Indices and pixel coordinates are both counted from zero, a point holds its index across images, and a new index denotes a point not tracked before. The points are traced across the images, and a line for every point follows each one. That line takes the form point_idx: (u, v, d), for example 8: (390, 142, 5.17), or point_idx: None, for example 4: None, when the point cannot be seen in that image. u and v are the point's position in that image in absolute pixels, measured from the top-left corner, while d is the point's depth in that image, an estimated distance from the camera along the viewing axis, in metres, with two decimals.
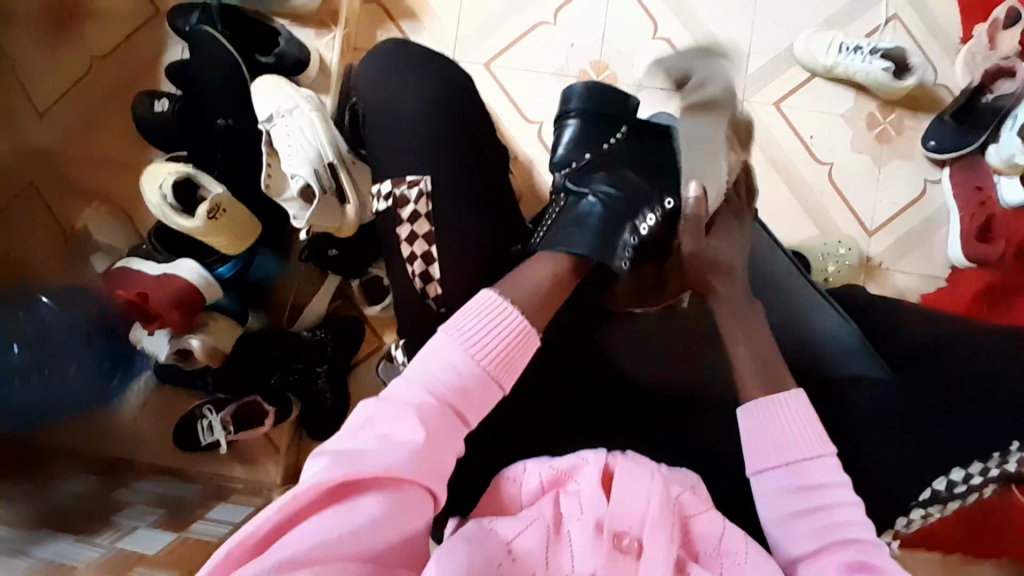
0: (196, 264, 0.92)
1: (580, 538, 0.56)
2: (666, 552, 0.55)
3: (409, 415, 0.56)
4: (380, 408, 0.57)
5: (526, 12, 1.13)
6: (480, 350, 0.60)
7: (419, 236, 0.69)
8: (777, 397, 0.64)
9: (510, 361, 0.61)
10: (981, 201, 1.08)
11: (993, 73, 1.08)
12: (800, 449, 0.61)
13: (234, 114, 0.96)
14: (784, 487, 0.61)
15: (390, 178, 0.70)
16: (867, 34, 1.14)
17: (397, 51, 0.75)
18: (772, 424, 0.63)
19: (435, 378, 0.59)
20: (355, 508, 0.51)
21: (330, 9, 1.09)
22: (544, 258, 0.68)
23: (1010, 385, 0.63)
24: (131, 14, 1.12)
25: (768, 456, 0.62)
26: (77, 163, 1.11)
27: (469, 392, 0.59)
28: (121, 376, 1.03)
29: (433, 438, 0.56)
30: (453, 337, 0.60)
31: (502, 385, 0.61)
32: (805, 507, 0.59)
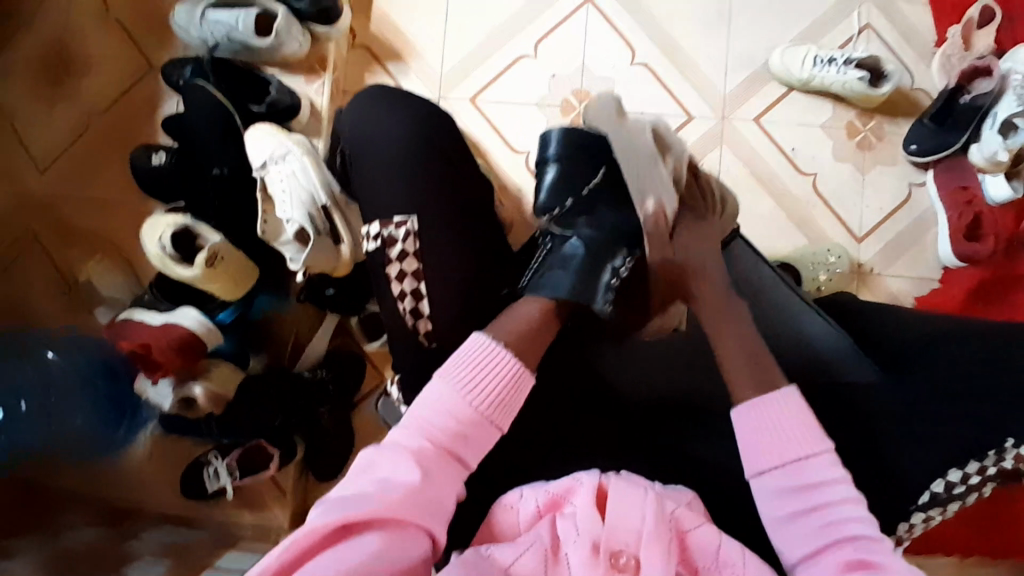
0: (195, 311, 0.93)
1: (577, 558, 0.57)
2: (664, 566, 0.56)
3: (406, 458, 0.58)
4: (379, 453, 0.59)
5: (507, 46, 1.17)
6: (475, 395, 0.62)
7: (408, 273, 0.70)
8: (772, 393, 0.65)
9: (506, 402, 0.63)
10: (967, 200, 1.09)
11: (969, 73, 1.09)
12: (795, 448, 0.62)
13: (231, 163, 0.98)
14: (783, 487, 0.61)
15: (377, 220, 0.72)
16: (841, 46, 1.17)
17: (378, 96, 0.77)
18: (767, 420, 0.64)
19: (432, 423, 0.60)
20: (356, 544, 0.51)
21: (318, 56, 1.11)
22: (528, 301, 0.69)
23: (1009, 390, 0.67)
24: (127, 69, 1.16)
25: (764, 454, 0.63)
26: (78, 215, 1.13)
27: (465, 433, 0.60)
28: (129, 425, 1.02)
29: (432, 480, 0.57)
30: (447, 379, 0.62)
31: (498, 425, 0.62)
32: (804, 507, 0.60)
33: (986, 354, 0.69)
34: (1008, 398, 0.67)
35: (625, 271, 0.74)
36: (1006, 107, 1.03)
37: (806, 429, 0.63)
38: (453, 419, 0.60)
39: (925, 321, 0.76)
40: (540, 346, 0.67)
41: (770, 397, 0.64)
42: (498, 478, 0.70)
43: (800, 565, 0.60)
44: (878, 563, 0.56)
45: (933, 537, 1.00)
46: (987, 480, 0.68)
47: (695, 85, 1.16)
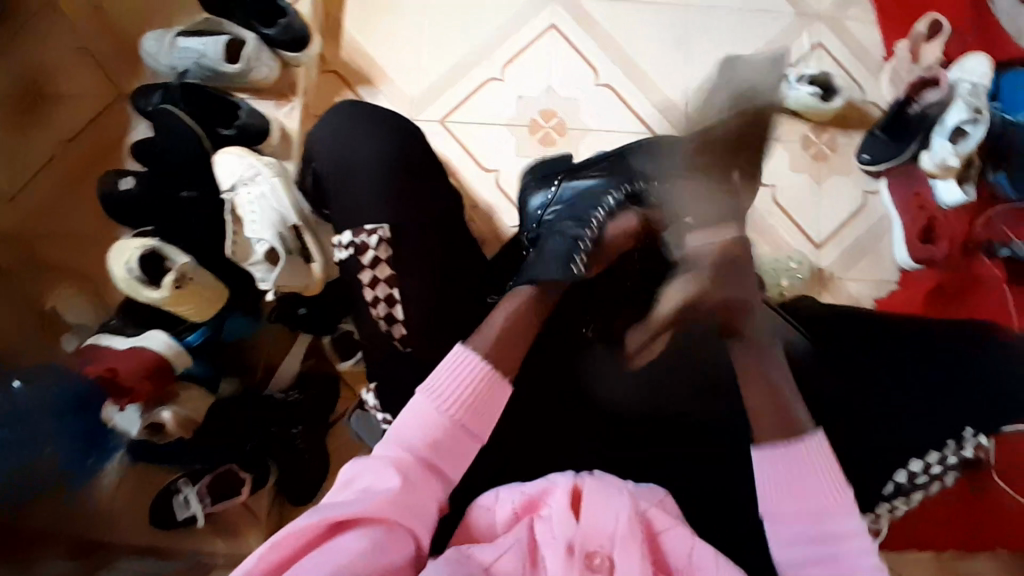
0: (165, 334, 0.93)
1: (555, 561, 0.57)
2: (638, 565, 0.57)
3: (387, 465, 0.59)
4: (358, 465, 0.60)
5: (476, 69, 1.20)
6: (450, 405, 0.63)
7: (381, 280, 0.71)
8: (801, 438, 0.65)
9: (478, 408, 0.64)
10: (920, 205, 1.14)
11: (917, 85, 1.14)
12: (818, 495, 0.63)
13: (199, 186, 1.00)
14: (802, 533, 0.62)
15: (350, 230, 0.73)
16: (794, 63, 1.22)
17: (346, 112, 0.79)
18: (792, 467, 0.64)
19: (410, 437, 0.61)
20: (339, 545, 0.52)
21: (289, 80, 1.13)
22: (501, 307, 0.70)
23: (937, 383, 0.74)
24: (97, 98, 1.17)
25: (784, 497, 0.64)
26: (46, 245, 1.12)
27: (442, 440, 0.62)
28: (98, 455, 0.99)
29: (410, 486, 0.58)
30: (425, 390, 0.63)
31: (474, 432, 0.63)
32: (820, 557, 0.61)
33: (922, 351, 0.76)
34: (940, 394, 0.74)
35: (598, 225, 0.76)
36: (955, 115, 1.08)
37: (831, 476, 0.63)
38: (433, 426, 0.62)
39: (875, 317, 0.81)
40: (509, 353, 0.67)
41: (805, 442, 0.64)
42: (469, 486, 0.72)
43: None
44: None
45: (912, 535, 1.03)
46: (950, 470, 0.74)
47: (656, 103, 1.21)
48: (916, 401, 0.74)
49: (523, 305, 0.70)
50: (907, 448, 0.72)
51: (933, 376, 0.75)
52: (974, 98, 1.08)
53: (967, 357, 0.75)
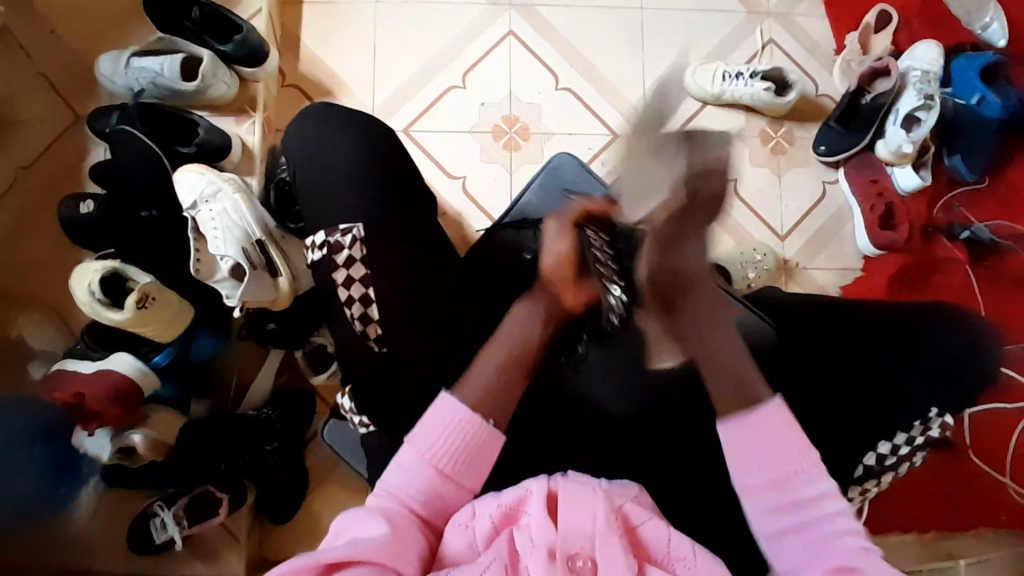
0: (131, 357, 0.91)
1: (537, 570, 0.55)
2: (621, 563, 0.55)
3: (375, 517, 0.59)
4: (349, 516, 0.59)
5: (438, 78, 1.21)
6: (441, 458, 0.62)
7: (355, 280, 0.71)
8: (756, 411, 0.65)
9: (470, 460, 0.63)
10: (879, 192, 1.17)
11: (869, 76, 1.17)
12: (784, 466, 0.62)
13: (160, 205, 0.98)
14: (774, 504, 0.62)
15: (323, 229, 0.73)
16: (748, 61, 1.26)
17: (303, 121, 0.78)
18: (757, 436, 0.64)
19: (402, 489, 0.61)
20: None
21: (248, 95, 1.13)
22: (485, 359, 0.68)
23: (897, 363, 0.76)
24: (53, 122, 1.15)
25: (756, 469, 0.63)
26: (8, 273, 1.10)
27: (428, 491, 0.62)
28: (69, 483, 0.98)
29: (398, 533, 0.57)
30: (409, 445, 0.63)
31: (460, 482, 0.63)
32: (794, 521, 0.61)
33: (878, 332, 0.78)
34: (898, 373, 0.76)
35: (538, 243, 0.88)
36: (908, 102, 1.12)
37: (792, 444, 0.63)
38: (419, 479, 0.62)
39: (834, 303, 0.83)
40: (506, 404, 0.67)
41: (759, 413, 0.64)
42: None
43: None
44: (860, 568, 0.57)
45: (889, 518, 1.03)
46: (917, 450, 0.76)
47: (616, 105, 1.23)
48: (879, 381, 0.75)
49: (523, 334, 0.71)
50: (872, 427, 0.74)
51: (892, 356, 0.76)
52: (925, 84, 1.12)
53: (923, 336, 0.78)
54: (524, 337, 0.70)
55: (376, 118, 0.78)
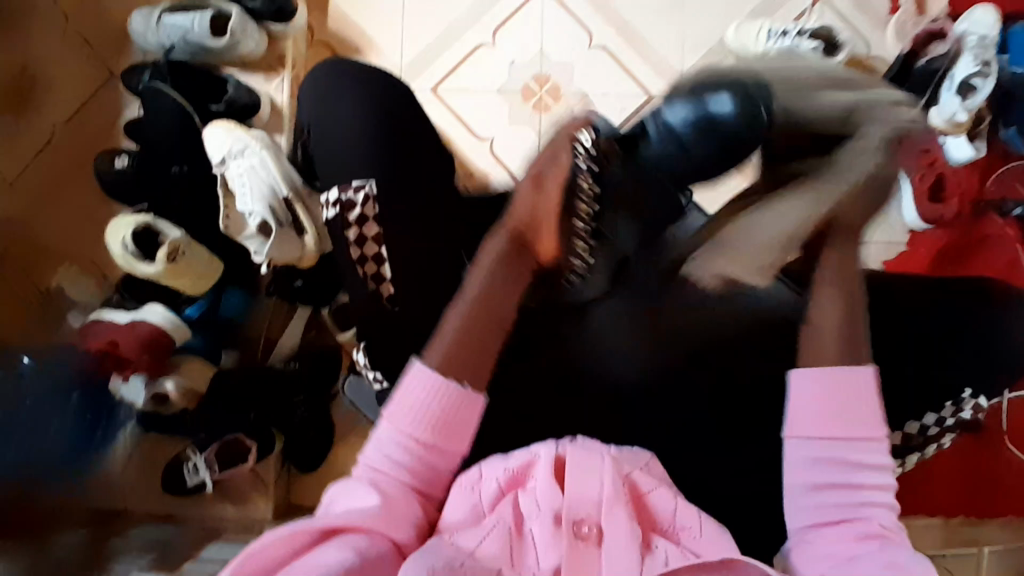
0: (163, 308, 0.96)
1: (541, 534, 0.55)
2: (625, 530, 0.55)
3: (366, 488, 0.59)
4: (344, 486, 0.60)
5: (467, 34, 1.18)
6: (418, 428, 0.60)
7: (368, 238, 0.70)
8: (856, 369, 0.63)
9: (449, 427, 0.61)
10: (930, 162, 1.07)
11: (924, 38, 1.11)
12: (850, 428, 0.61)
13: (190, 161, 1.00)
14: (826, 459, 0.61)
15: (336, 186, 0.71)
16: (795, 19, 1.18)
17: (327, 72, 0.77)
18: (836, 390, 0.62)
19: (385, 462, 0.60)
20: (325, 552, 0.51)
21: (277, 55, 1.12)
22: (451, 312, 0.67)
23: (934, 342, 0.72)
24: (89, 80, 1.17)
25: (821, 422, 0.61)
26: (52, 226, 1.15)
27: (413, 462, 0.60)
28: (104, 428, 1.03)
29: (388, 501, 0.57)
30: (387, 417, 0.62)
31: (441, 449, 0.61)
32: (839, 483, 0.60)
33: (920, 309, 0.73)
34: (930, 350, 0.72)
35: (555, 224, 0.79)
36: (964, 68, 1.03)
37: (863, 410, 0.62)
38: (399, 450, 0.60)
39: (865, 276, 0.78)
40: (483, 348, 0.65)
41: (848, 369, 0.63)
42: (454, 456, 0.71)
43: (807, 530, 0.60)
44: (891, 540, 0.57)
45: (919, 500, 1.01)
46: (946, 432, 0.74)
47: (651, 65, 1.17)
48: (910, 358, 0.72)
49: (487, 285, 0.66)
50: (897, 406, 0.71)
51: (926, 335, 0.72)
52: (982, 50, 1.04)
53: (961, 312, 0.73)
54: (490, 282, 0.66)
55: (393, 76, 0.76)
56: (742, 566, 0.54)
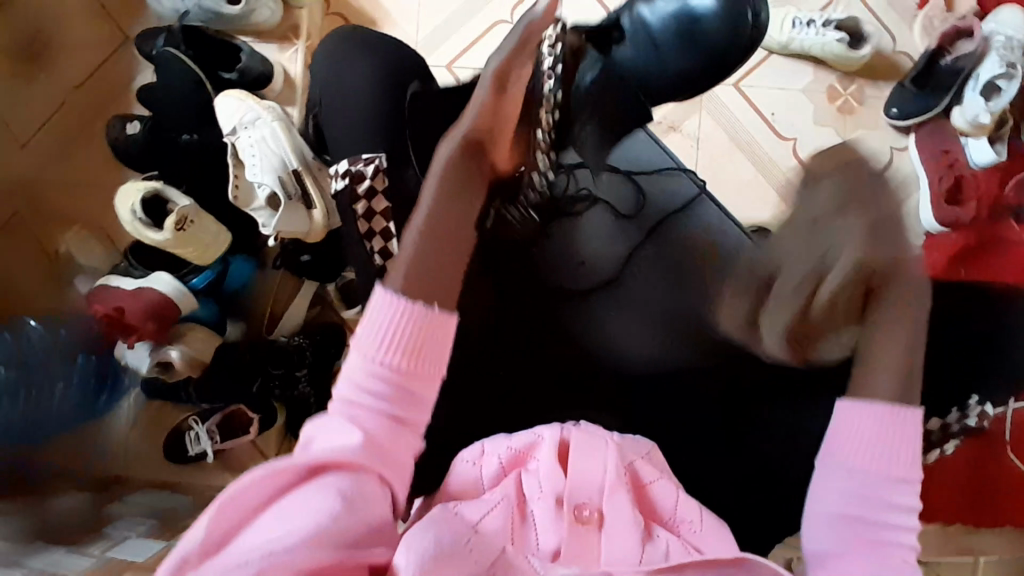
0: (171, 278, 0.95)
1: (543, 514, 0.56)
2: (627, 515, 0.55)
3: (345, 422, 0.54)
4: (318, 423, 0.55)
5: (485, 10, 1.15)
6: (390, 354, 0.55)
7: (376, 212, 0.68)
8: (897, 408, 0.59)
9: (423, 351, 0.56)
10: (949, 163, 1.08)
11: (951, 35, 1.07)
12: (885, 465, 0.57)
13: (201, 129, 1.00)
14: (856, 491, 0.57)
15: (347, 158, 0.70)
16: (822, 7, 1.14)
17: (337, 44, 0.76)
18: (876, 427, 0.58)
19: (357, 391, 0.55)
20: (313, 493, 0.49)
21: (292, 23, 1.12)
22: (415, 226, 0.61)
23: (949, 344, 0.71)
24: (102, 43, 1.16)
25: (862, 454, 0.58)
26: (61, 189, 1.14)
27: (391, 390, 0.55)
28: (110, 395, 1.03)
29: (371, 435, 0.54)
30: (356, 347, 0.56)
31: (418, 372, 0.56)
32: (865, 518, 0.56)
33: (937, 312, 0.72)
34: (942, 353, 0.70)
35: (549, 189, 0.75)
36: (989, 69, 1.02)
37: (903, 452, 0.58)
38: (373, 379, 0.55)
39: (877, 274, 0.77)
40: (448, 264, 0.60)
41: (900, 410, 0.59)
42: (453, 438, 0.70)
43: (825, 557, 0.56)
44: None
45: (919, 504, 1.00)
46: (949, 437, 0.75)
47: None
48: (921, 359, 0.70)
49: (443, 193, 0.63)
50: None
51: (940, 337, 0.71)
52: (1008, 51, 1.02)
53: (975, 316, 0.71)
54: (447, 192, 0.63)
55: (409, 49, 0.76)
56: (750, 564, 0.51)
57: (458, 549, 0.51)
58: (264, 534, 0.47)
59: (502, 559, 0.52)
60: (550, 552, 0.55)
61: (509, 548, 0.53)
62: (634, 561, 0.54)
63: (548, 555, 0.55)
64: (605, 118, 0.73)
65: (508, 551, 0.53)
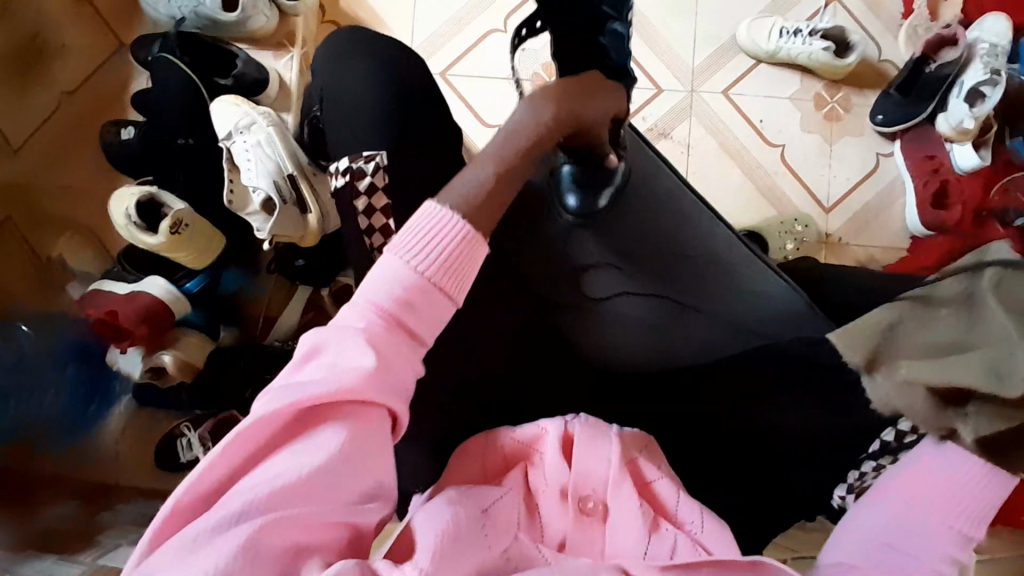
0: (164, 282, 0.95)
1: (549, 505, 0.58)
2: (633, 504, 0.56)
3: (362, 342, 0.49)
4: (327, 334, 0.50)
5: (478, 20, 1.17)
6: (425, 264, 0.51)
7: (377, 210, 0.68)
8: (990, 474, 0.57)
9: (456, 271, 0.53)
10: (934, 168, 1.10)
11: (936, 43, 1.09)
12: (950, 502, 0.57)
13: (195, 134, 1.00)
14: (905, 509, 0.57)
15: (347, 156, 0.71)
16: (808, 18, 1.17)
17: (336, 45, 0.76)
18: (956, 471, 0.57)
19: (381, 299, 0.50)
20: (318, 438, 0.46)
21: (288, 30, 1.13)
22: (482, 162, 0.58)
23: None
24: (96, 49, 1.16)
25: (928, 487, 0.57)
26: (52, 195, 1.14)
27: (419, 305, 0.51)
28: (100, 400, 1.06)
29: (388, 358, 0.49)
30: (388, 257, 0.51)
31: (450, 296, 0.52)
32: (908, 531, 0.56)
33: None
34: None
35: (565, 174, 0.79)
36: (973, 76, 1.04)
37: (975, 506, 0.57)
38: (404, 289, 0.51)
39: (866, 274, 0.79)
40: (497, 212, 0.56)
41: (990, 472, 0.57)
42: (444, 435, 0.70)
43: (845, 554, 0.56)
44: None
45: None
46: None
47: (664, 60, 1.18)
48: None
49: (537, 132, 0.61)
50: None
51: None
52: (993, 58, 1.04)
53: None
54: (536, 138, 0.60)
55: (403, 48, 0.76)
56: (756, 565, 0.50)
57: (471, 531, 0.51)
58: (265, 476, 0.45)
59: (514, 547, 0.53)
60: (557, 542, 0.57)
61: (518, 532, 0.55)
62: (639, 555, 0.55)
63: (555, 544, 0.57)
64: (585, 175, 0.79)
65: (521, 539, 0.54)
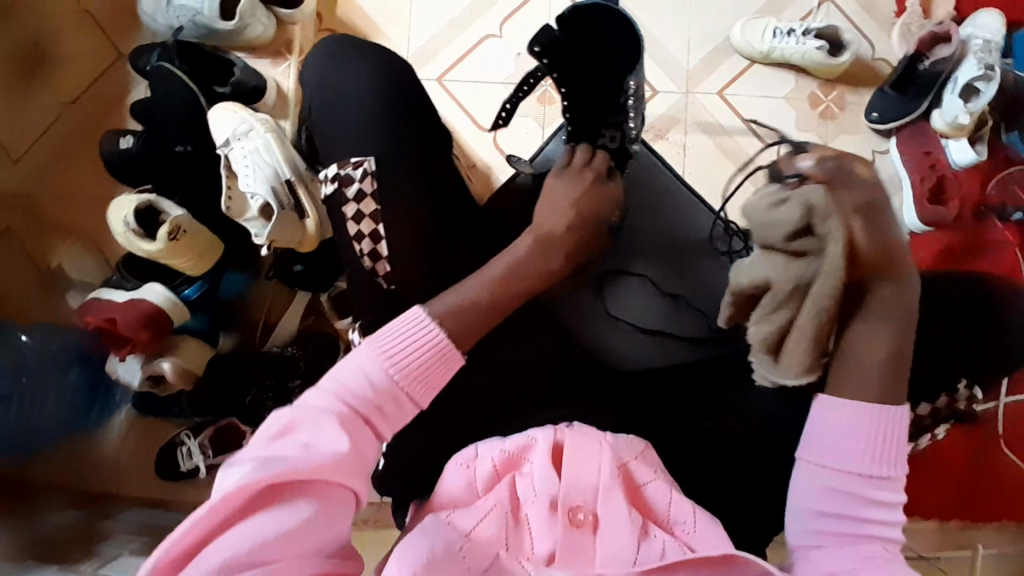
0: (162, 288, 0.95)
1: (536, 517, 0.56)
2: (623, 514, 0.56)
3: (338, 429, 0.51)
4: (304, 415, 0.52)
5: (474, 25, 1.18)
6: (399, 368, 0.55)
7: (365, 215, 0.69)
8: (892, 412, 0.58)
9: (426, 377, 0.56)
10: (931, 164, 1.08)
11: (927, 41, 1.09)
12: (876, 463, 0.57)
13: (193, 141, 1.00)
14: (841, 485, 0.57)
15: (335, 163, 0.71)
16: (801, 18, 1.18)
17: (331, 50, 0.76)
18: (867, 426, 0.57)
19: (355, 391, 0.53)
20: (289, 508, 0.48)
21: (284, 39, 1.14)
22: (469, 283, 0.61)
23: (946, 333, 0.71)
24: (94, 59, 1.17)
25: (853, 457, 0.57)
26: (50, 204, 1.14)
27: (389, 406, 0.54)
28: (100, 408, 1.05)
29: (357, 447, 0.52)
30: (367, 349, 0.55)
31: (419, 403, 0.56)
32: (852, 510, 0.56)
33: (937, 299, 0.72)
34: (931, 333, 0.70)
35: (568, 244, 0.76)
36: (967, 72, 1.04)
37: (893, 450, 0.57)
38: (378, 388, 0.54)
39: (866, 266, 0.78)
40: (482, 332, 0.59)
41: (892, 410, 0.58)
42: (439, 436, 0.69)
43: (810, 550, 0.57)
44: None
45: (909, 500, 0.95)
46: (936, 428, 0.83)
47: (660, 62, 1.18)
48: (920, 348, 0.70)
49: (521, 260, 0.64)
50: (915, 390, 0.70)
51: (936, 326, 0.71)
52: (987, 54, 1.03)
53: (959, 300, 0.72)
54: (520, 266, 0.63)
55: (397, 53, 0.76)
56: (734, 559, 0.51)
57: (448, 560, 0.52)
58: (236, 541, 0.46)
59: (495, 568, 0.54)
60: (544, 557, 0.55)
61: (503, 553, 0.55)
62: (629, 562, 0.54)
63: (543, 559, 0.55)
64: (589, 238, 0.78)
65: (502, 557, 0.55)
